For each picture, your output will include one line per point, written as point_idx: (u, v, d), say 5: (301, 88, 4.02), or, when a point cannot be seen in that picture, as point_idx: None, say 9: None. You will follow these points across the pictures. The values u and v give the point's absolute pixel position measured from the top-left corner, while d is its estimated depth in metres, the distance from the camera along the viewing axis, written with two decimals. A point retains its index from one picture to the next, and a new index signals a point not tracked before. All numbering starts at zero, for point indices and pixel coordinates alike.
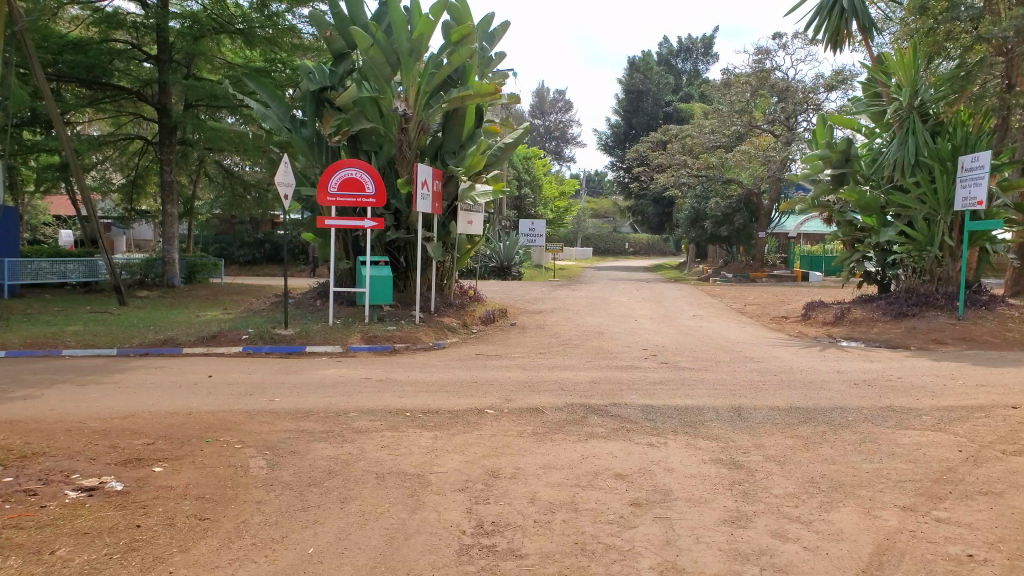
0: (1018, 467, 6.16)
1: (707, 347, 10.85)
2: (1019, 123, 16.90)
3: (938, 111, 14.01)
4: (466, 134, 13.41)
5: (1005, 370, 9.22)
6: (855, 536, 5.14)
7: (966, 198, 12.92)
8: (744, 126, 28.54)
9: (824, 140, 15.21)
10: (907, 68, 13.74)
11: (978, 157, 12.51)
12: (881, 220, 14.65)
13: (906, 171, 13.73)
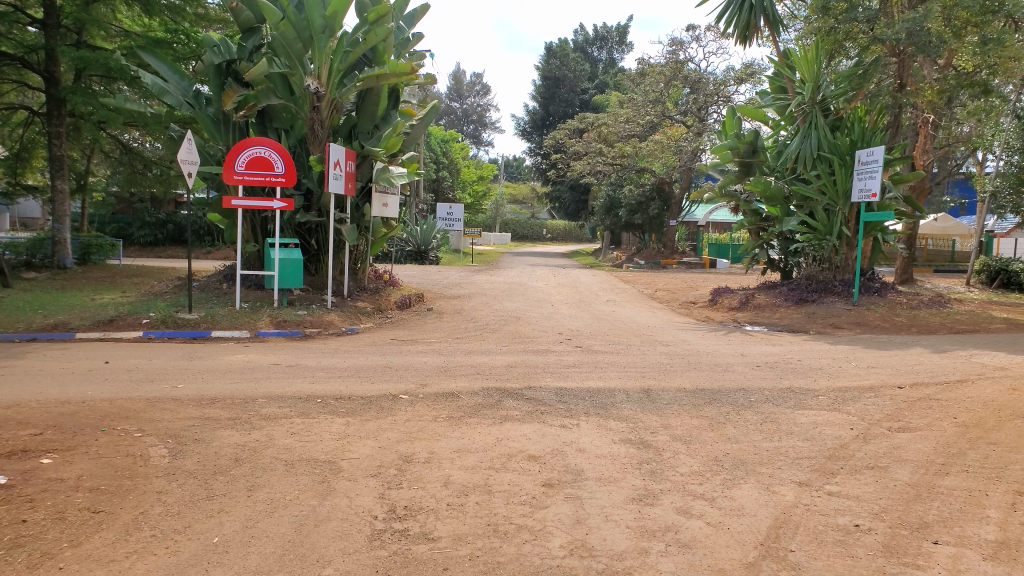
0: (902, 442, 6.61)
1: (619, 331, 11.11)
2: (910, 120, 17.95)
3: (837, 107, 14.68)
4: (380, 115, 13.25)
5: (893, 352, 9.85)
6: (754, 511, 5.38)
7: (861, 190, 13.63)
8: (657, 117, 29.14)
9: (733, 132, 15.72)
10: (809, 65, 14.28)
11: (873, 152, 13.20)
12: (785, 209, 15.23)
13: (808, 164, 14.43)
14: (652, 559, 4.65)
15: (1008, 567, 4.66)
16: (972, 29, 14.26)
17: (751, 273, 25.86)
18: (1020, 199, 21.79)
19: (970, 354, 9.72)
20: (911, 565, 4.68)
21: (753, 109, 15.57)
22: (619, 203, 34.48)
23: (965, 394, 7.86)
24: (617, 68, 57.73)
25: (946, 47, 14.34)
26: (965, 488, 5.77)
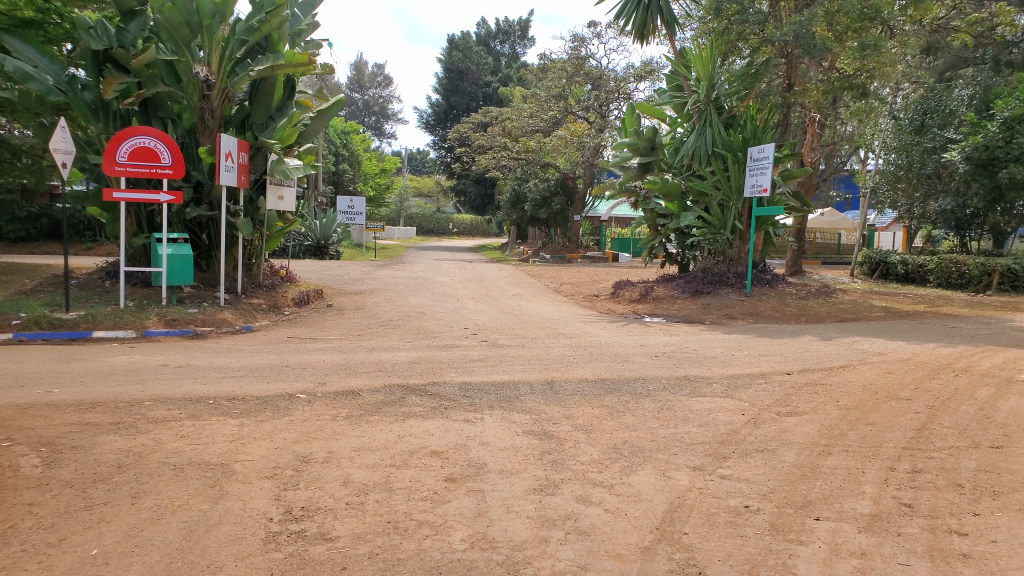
0: (789, 426, 6.95)
1: (524, 324, 11.20)
2: (797, 118, 18.88)
3: (731, 106, 15.34)
4: (276, 106, 12.96)
5: (782, 340, 10.35)
6: (651, 496, 5.54)
7: (753, 185, 14.25)
8: (561, 112, 29.57)
9: (632, 129, 16.10)
10: (705, 64, 14.78)
11: (764, 149, 13.80)
12: (682, 205, 15.73)
13: (703, 161, 14.97)
14: (552, 548, 4.71)
15: (881, 538, 4.99)
16: (852, 34, 15.11)
17: (652, 266, 26.69)
18: (896, 195, 23.33)
19: (851, 341, 10.34)
20: (795, 541, 4.94)
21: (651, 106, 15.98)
22: (525, 198, 34.51)
23: (846, 378, 8.36)
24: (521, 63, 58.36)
25: (828, 51, 14.96)
26: (845, 467, 6.13)
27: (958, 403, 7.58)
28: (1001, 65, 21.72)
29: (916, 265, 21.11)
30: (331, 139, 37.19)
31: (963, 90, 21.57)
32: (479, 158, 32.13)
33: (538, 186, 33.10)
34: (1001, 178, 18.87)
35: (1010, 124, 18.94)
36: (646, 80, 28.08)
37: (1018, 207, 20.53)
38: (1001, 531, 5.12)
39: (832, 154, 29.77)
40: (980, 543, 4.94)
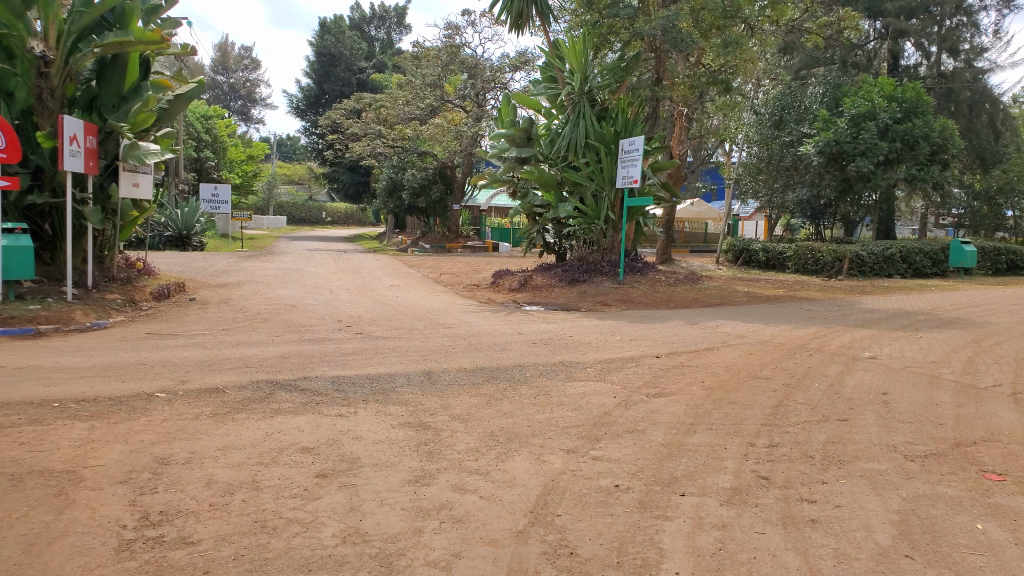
0: (657, 406, 7.25)
1: (400, 315, 11.10)
2: (667, 113, 19.69)
3: (603, 99, 15.79)
4: (128, 87, 12.18)
5: (652, 325, 10.78)
6: (526, 481, 5.63)
7: (625, 177, 14.70)
8: (437, 101, 29.52)
9: (508, 119, 16.29)
10: (578, 57, 15.23)
11: (634, 141, 14.33)
12: (558, 195, 16.01)
13: (578, 151, 15.37)
14: (426, 538, 4.69)
15: (739, 509, 5.31)
16: (715, 32, 16.12)
17: (528, 256, 27.19)
18: (757, 185, 24.90)
19: (715, 325, 10.91)
20: (661, 517, 5.17)
21: (526, 97, 16.18)
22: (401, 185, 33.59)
23: (711, 360, 8.81)
24: (395, 49, 57.62)
25: (695, 46, 15.74)
26: (709, 444, 6.46)
27: (811, 380, 8.17)
28: (848, 65, 24.66)
29: (776, 252, 22.48)
30: (191, 123, 35.14)
31: (816, 88, 23.33)
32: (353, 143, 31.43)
33: (416, 174, 32.73)
34: (850, 171, 20.44)
35: (855, 121, 20.69)
36: (522, 69, 28.35)
37: (864, 198, 22.35)
38: (844, 496, 5.57)
39: (700, 147, 31.04)
40: (826, 509, 5.35)
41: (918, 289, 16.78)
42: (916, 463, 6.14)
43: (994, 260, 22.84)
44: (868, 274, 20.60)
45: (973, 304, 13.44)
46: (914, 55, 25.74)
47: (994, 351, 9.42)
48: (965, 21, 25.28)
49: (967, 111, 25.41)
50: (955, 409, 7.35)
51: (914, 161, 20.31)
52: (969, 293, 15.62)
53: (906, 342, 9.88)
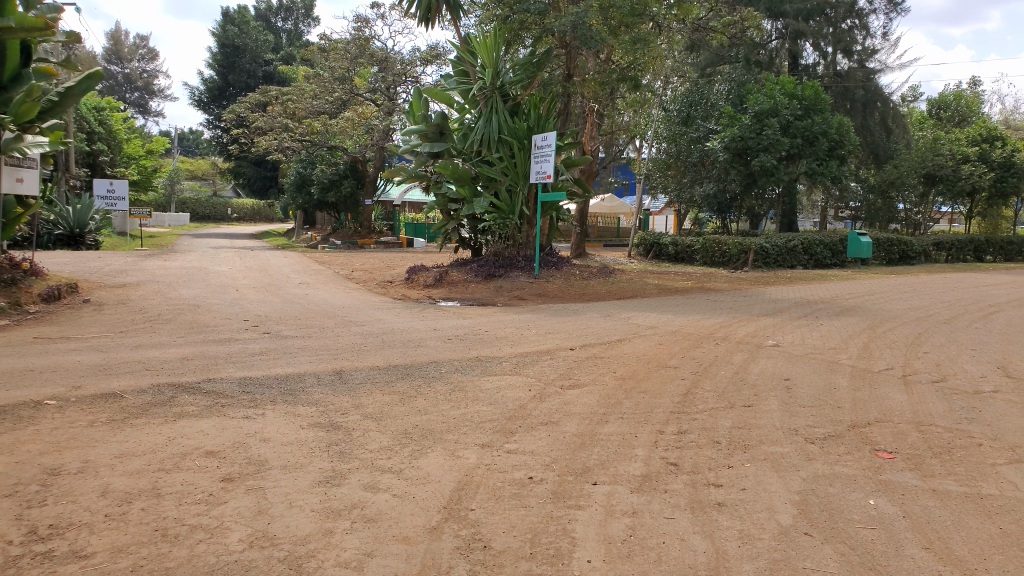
0: (571, 398, 7.36)
1: (310, 314, 10.88)
2: (578, 108, 20.06)
3: (515, 94, 15.91)
4: (9, 76, 11.40)
5: (566, 319, 10.92)
6: (440, 477, 5.61)
7: (537, 172, 14.99)
8: (346, 94, 29.13)
9: (420, 113, 16.16)
10: (489, 51, 15.15)
11: (546, 137, 14.52)
12: (472, 190, 15.86)
13: (491, 146, 15.41)
14: (336, 538, 4.62)
15: (649, 496, 5.44)
16: (624, 29, 16.38)
17: (443, 251, 27.07)
18: (666, 181, 25.67)
19: (628, 316, 11.15)
20: (574, 506, 5.24)
21: (438, 91, 16.05)
22: (311, 180, 33.15)
23: (623, 351, 9.00)
24: (302, 41, 56.22)
25: (605, 43, 15.97)
26: (620, 433, 6.60)
27: (717, 368, 8.46)
28: (751, 63, 25.59)
29: (685, 246, 23.15)
30: (83, 116, 33.13)
31: (721, 85, 24.17)
32: (260, 139, 31.08)
33: (326, 170, 31.87)
34: (755, 166, 21.34)
35: (759, 117, 21.47)
36: (432, 63, 28.11)
37: (767, 192, 23.37)
38: (749, 479, 5.79)
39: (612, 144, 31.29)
40: (731, 492, 5.56)
41: (818, 278, 17.63)
42: (815, 445, 6.45)
43: (888, 251, 24.25)
44: (772, 265, 21.47)
45: (868, 293, 14.22)
46: (812, 54, 26.98)
47: (886, 337, 9.99)
48: (858, 23, 26.68)
49: (862, 108, 26.93)
50: (851, 392, 7.76)
51: (814, 156, 21.40)
52: (864, 282, 16.54)
53: (806, 329, 10.36)
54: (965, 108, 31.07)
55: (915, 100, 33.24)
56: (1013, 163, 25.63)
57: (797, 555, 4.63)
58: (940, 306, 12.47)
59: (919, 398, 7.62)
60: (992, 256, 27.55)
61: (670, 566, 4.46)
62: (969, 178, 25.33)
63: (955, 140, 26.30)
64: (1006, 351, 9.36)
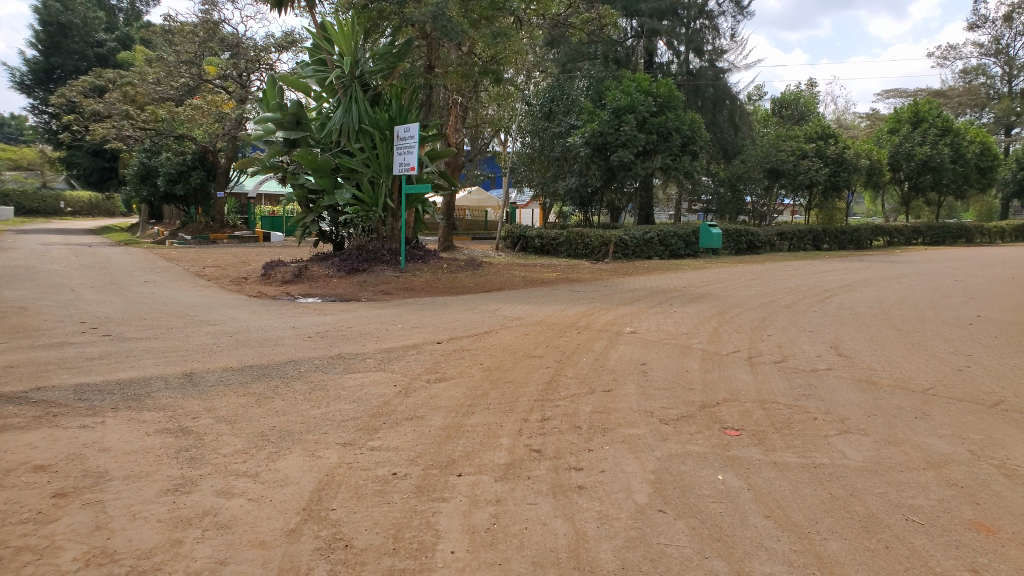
0: (437, 391, 7.36)
1: (156, 314, 10.25)
2: (441, 100, 20.19)
3: (376, 83, 15.73)
4: None
5: (432, 312, 10.91)
6: (298, 478, 5.45)
7: (401, 163, 15.26)
8: (194, 80, 27.57)
9: (275, 101, 15.59)
10: (348, 40, 14.98)
11: (410, 128, 14.87)
12: (333, 181, 15.46)
13: (351, 136, 15.23)
14: (186, 548, 4.39)
15: (513, 483, 5.55)
16: (485, 22, 16.48)
17: (303, 246, 26.25)
18: (531, 174, 26.56)
19: (494, 308, 11.29)
20: (438, 499, 5.25)
21: (293, 79, 15.66)
22: (155, 171, 31.39)
23: (488, 343, 9.10)
24: (141, 21, 52.45)
25: (465, 35, 16.04)
26: (485, 423, 6.67)
27: (579, 355, 8.74)
28: (609, 61, 26.43)
29: (550, 238, 23.67)
30: None
31: (581, 82, 25.09)
32: (96, 126, 28.59)
33: (172, 159, 30.31)
34: (613, 161, 22.13)
35: (617, 113, 22.29)
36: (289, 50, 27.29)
37: (626, 186, 24.42)
38: (608, 461, 6.02)
39: (477, 137, 31.26)
40: (591, 474, 5.76)
41: (672, 268, 18.53)
42: (669, 426, 6.80)
43: (736, 241, 25.89)
44: (630, 256, 22.38)
45: (718, 281, 15.13)
46: (666, 53, 28.25)
47: (733, 321, 10.67)
48: (708, 24, 28.20)
49: (711, 106, 28.63)
50: (701, 373, 8.26)
51: (668, 151, 22.52)
52: (715, 271, 17.58)
53: (662, 316, 10.87)
54: (803, 107, 33.62)
55: (759, 98, 35.63)
56: (844, 159, 27.88)
57: (651, 531, 4.86)
58: (781, 292, 13.47)
59: (762, 377, 8.21)
60: (828, 245, 30.06)
61: (532, 550, 4.58)
62: (808, 172, 27.30)
63: (794, 138, 28.35)
64: (837, 332, 10.25)
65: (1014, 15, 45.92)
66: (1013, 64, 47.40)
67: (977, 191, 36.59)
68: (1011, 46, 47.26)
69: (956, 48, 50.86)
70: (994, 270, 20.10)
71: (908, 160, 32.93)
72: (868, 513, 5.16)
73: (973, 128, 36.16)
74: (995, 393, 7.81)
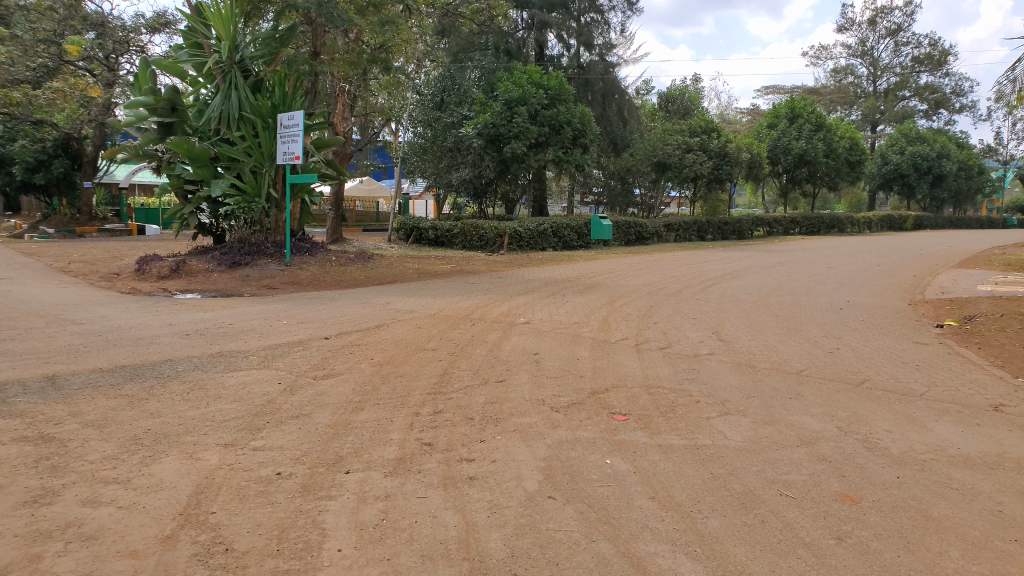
0: (325, 388, 7.20)
1: (11, 313, 9.52)
2: (325, 86, 19.92)
3: (257, 69, 15.29)
4: None
5: (321, 307, 10.67)
6: (175, 482, 5.21)
7: (286, 153, 14.84)
8: (54, 59, 24.97)
9: (147, 86, 14.93)
10: (225, 23, 14.45)
11: (293, 116, 14.47)
12: (212, 171, 15.16)
13: (231, 125, 14.72)
14: (46, 563, 4.12)
15: (403, 478, 5.50)
16: (371, 9, 16.10)
17: (183, 239, 25.02)
18: (424, 165, 26.45)
19: (385, 302, 11.13)
20: (325, 497, 5.14)
21: (166, 64, 14.98)
22: (11, 158, 29.50)
23: (379, 337, 8.98)
24: None
25: (351, 22, 15.69)
26: (375, 419, 6.58)
27: (473, 347, 8.76)
28: (501, 52, 26.70)
29: (445, 230, 23.57)
30: None
31: (473, 72, 25.41)
32: None
33: (31, 146, 28.29)
34: (506, 152, 22.30)
35: (508, 105, 22.36)
36: (161, 31, 26.15)
37: (520, 178, 24.84)
38: (499, 451, 6.07)
39: (366, 127, 30.89)
40: (482, 465, 5.79)
41: (564, 259, 18.84)
42: (560, 413, 6.92)
43: (626, 232, 26.61)
44: (524, 247, 22.67)
45: (608, 271, 15.50)
46: (556, 45, 28.51)
47: (622, 310, 10.96)
48: (598, 19, 28.48)
49: (601, 100, 29.24)
50: (591, 361, 8.45)
51: (560, 144, 23.00)
52: (606, 262, 18.00)
53: (554, 307, 11.04)
54: (688, 101, 34.91)
55: (647, 92, 36.69)
56: (726, 153, 29.13)
57: (541, 518, 4.93)
58: (667, 281, 13.93)
59: (649, 363, 8.49)
60: (711, 236, 31.39)
61: (421, 544, 4.55)
62: (692, 165, 28.45)
63: (680, 132, 29.49)
64: (719, 318, 10.70)
65: (878, 19, 49.22)
66: (878, 65, 50.64)
67: (846, 185, 39.09)
68: (875, 48, 50.59)
69: (827, 49, 54.05)
70: (862, 258, 21.60)
71: (785, 154, 34.81)
72: (745, 490, 5.42)
73: (844, 124, 38.58)
74: (861, 372, 8.38)
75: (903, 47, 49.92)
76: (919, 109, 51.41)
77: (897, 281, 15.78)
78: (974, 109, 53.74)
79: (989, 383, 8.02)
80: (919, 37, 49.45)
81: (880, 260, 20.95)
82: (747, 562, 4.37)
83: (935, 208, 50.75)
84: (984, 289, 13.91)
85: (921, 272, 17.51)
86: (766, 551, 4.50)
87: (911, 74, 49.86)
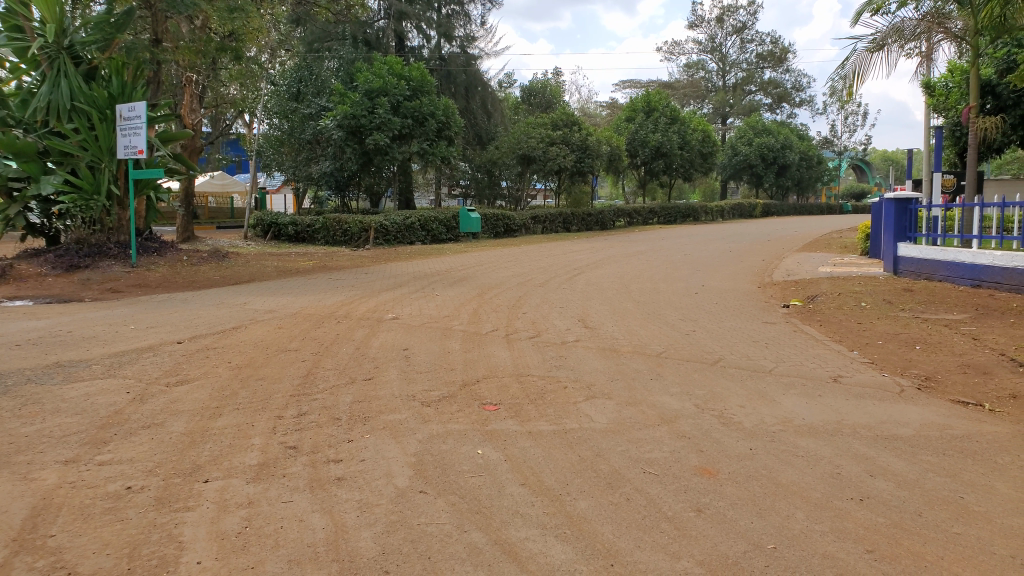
0: (179, 395, 6.83)
1: None
2: (168, 79, 19.14)
3: (89, 57, 14.33)
4: None
5: (173, 310, 10.10)
6: (6, 506, 4.77)
7: (127, 146, 14.03)
8: None
9: None
10: (51, 6, 13.39)
11: (134, 108, 13.73)
12: (41, 166, 13.94)
13: (62, 116, 13.69)
14: None
15: (267, 483, 5.30)
16: None
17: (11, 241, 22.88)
18: (280, 157, 26.27)
19: (242, 302, 10.68)
20: (182, 509, 4.88)
21: None
22: None
23: (237, 339, 8.60)
24: None
25: (195, 8, 14.93)
26: (234, 424, 6.30)
27: (339, 345, 8.57)
28: (359, 42, 26.24)
29: (305, 226, 22.93)
30: None
31: (330, 62, 25.86)
32: None
33: None
34: (369, 144, 21.95)
35: (369, 96, 22.14)
36: None
37: (384, 171, 24.30)
38: (368, 450, 5.98)
39: (219, 116, 31.84)
40: (351, 465, 5.68)
41: (433, 253, 18.78)
42: (430, 408, 6.91)
43: (494, 226, 26.89)
44: (392, 242, 22.38)
45: (476, 264, 15.60)
46: (417, 37, 28.34)
47: (491, 302, 11.08)
48: (458, 11, 28.69)
49: (464, 92, 29.24)
50: (461, 353, 8.50)
51: (424, 136, 22.81)
52: (474, 254, 18.13)
53: (423, 301, 10.99)
54: (549, 95, 35.68)
55: (510, 85, 37.14)
56: (587, 145, 29.83)
57: (412, 513, 4.91)
58: (534, 272, 14.17)
59: (518, 352, 8.63)
60: (577, 227, 32.28)
61: (287, 548, 4.42)
62: (556, 158, 29.01)
63: (542, 125, 29.89)
64: (584, 306, 11.04)
65: (725, 18, 52.22)
66: (726, 61, 53.82)
67: (700, 176, 41.25)
68: (723, 44, 53.68)
69: (680, 44, 56.74)
70: (714, 245, 22.91)
71: (643, 147, 36.36)
72: (611, 470, 5.64)
73: (696, 117, 40.76)
74: (715, 352, 8.91)
75: (748, 45, 53.30)
76: (764, 104, 55.07)
77: (747, 265, 16.86)
78: (812, 104, 58.21)
79: (829, 357, 8.75)
80: (761, 35, 52.99)
81: (732, 246, 22.33)
82: (613, 540, 4.54)
83: (781, 196, 54.65)
84: (823, 271, 15.10)
85: (769, 257, 18.81)
86: (631, 528, 4.70)
87: (756, 69, 53.58)
